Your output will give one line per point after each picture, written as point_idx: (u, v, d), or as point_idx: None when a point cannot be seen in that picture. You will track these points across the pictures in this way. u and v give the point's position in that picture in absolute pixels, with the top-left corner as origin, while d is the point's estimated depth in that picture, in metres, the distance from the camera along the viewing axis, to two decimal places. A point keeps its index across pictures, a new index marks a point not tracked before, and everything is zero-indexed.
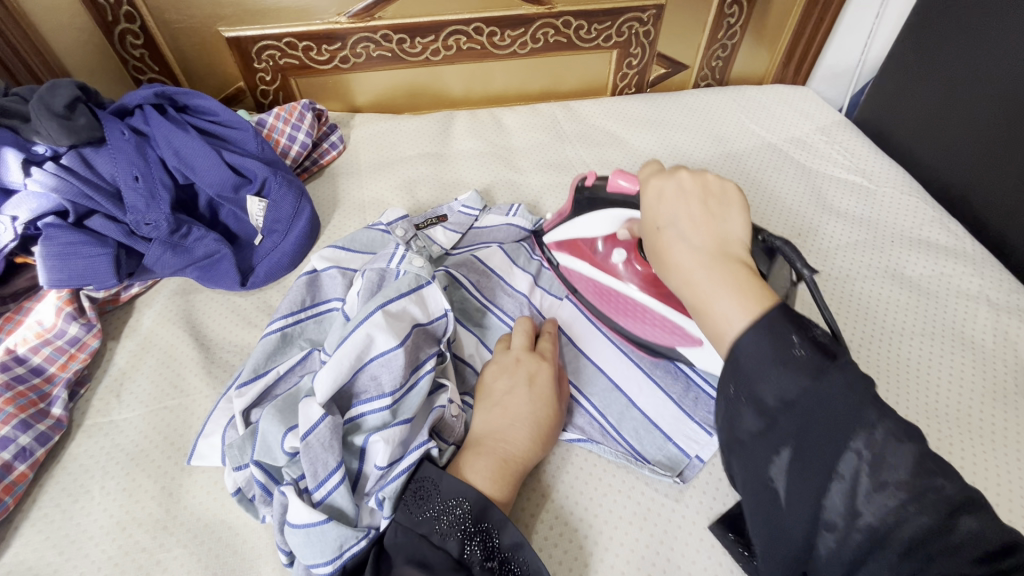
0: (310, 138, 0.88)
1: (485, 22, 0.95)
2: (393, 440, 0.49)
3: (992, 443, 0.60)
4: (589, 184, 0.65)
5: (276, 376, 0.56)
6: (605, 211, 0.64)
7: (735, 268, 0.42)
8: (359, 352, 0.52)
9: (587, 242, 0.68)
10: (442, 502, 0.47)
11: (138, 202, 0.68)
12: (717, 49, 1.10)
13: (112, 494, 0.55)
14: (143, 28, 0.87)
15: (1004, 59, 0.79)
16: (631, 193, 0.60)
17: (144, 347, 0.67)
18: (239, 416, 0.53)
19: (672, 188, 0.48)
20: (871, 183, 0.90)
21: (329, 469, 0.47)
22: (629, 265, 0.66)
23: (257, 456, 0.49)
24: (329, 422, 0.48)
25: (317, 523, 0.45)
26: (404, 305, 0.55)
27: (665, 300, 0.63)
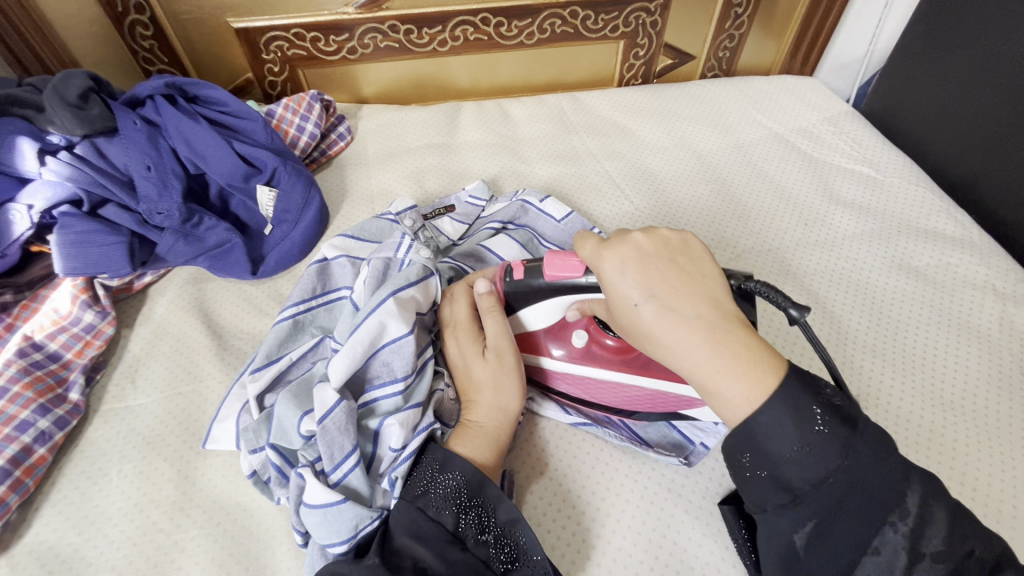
0: (318, 129, 0.89)
1: (492, 13, 0.95)
2: (408, 424, 0.50)
3: (998, 432, 0.61)
4: (516, 275, 0.54)
5: (289, 362, 0.57)
6: (545, 301, 0.55)
7: (742, 336, 0.41)
8: (373, 339, 0.52)
9: (538, 338, 0.60)
10: (441, 476, 0.48)
11: (151, 191, 0.69)
12: (724, 39, 1.09)
13: (130, 477, 0.56)
14: (152, 19, 0.88)
15: (1011, 52, 0.79)
16: (575, 275, 0.51)
17: (158, 334, 0.68)
18: (254, 401, 0.54)
19: (631, 261, 0.44)
20: (879, 175, 0.90)
21: (345, 452, 0.48)
22: (592, 342, 0.59)
23: (273, 440, 0.50)
24: (345, 406, 0.49)
25: (334, 502, 0.46)
26: (415, 293, 0.56)
27: (644, 372, 0.56)
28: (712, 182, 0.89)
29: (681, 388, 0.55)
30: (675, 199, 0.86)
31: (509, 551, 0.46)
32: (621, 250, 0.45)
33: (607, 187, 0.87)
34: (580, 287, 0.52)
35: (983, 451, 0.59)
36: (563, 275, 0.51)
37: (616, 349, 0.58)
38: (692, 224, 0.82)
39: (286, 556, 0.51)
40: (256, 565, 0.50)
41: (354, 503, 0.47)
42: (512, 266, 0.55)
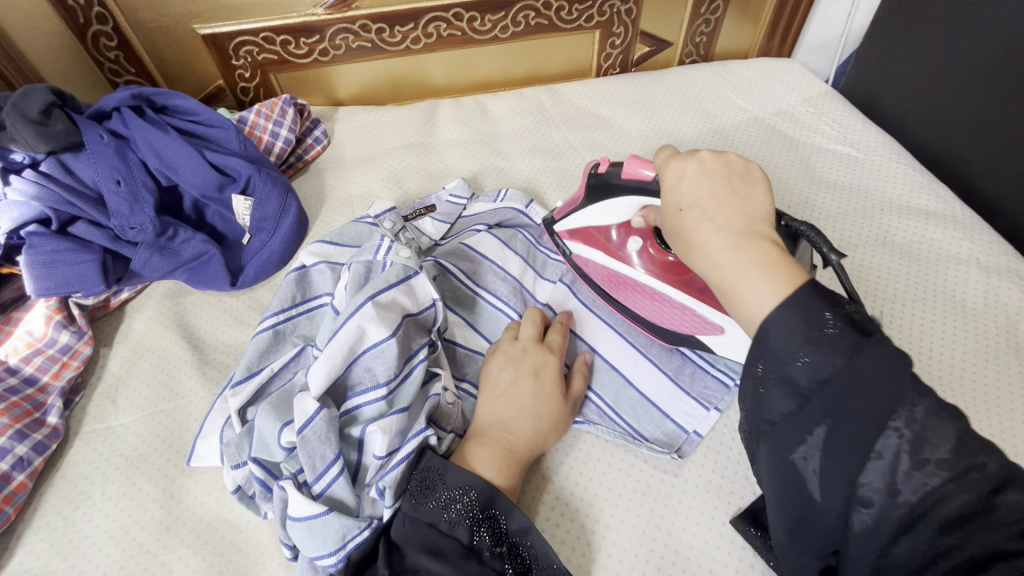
0: (292, 134, 0.87)
1: (465, 7, 0.94)
2: (390, 429, 0.49)
3: (987, 404, 0.60)
4: (602, 168, 0.63)
5: (270, 373, 0.56)
6: (619, 198, 0.62)
7: (765, 247, 0.40)
8: (352, 344, 0.51)
9: (601, 230, 0.67)
10: (448, 490, 0.48)
11: (122, 206, 0.67)
12: (701, 24, 1.08)
13: (114, 499, 0.55)
14: (116, 29, 0.85)
15: (986, 26, 0.79)
16: (644, 179, 0.58)
17: (137, 352, 0.67)
18: (235, 414, 0.53)
19: (698, 164, 0.45)
20: (860, 153, 0.90)
21: (327, 462, 0.47)
22: (645, 253, 0.64)
23: (255, 454, 0.49)
24: (325, 415, 0.48)
25: (319, 515, 0.45)
26: (393, 296, 0.54)
27: (686, 287, 0.62)
28: None
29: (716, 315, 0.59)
30: None
31: (523, 561, 0.45)
32: (680, 157, 0.47)
33: None
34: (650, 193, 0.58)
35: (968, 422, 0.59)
36: (639, 173, 0.58)
37: (670, 264, 0.63)
38: None
39: (275, 571, 0.50)
40: None
41: (338, 514, 0.46)
42: (601, 162, 0.63)
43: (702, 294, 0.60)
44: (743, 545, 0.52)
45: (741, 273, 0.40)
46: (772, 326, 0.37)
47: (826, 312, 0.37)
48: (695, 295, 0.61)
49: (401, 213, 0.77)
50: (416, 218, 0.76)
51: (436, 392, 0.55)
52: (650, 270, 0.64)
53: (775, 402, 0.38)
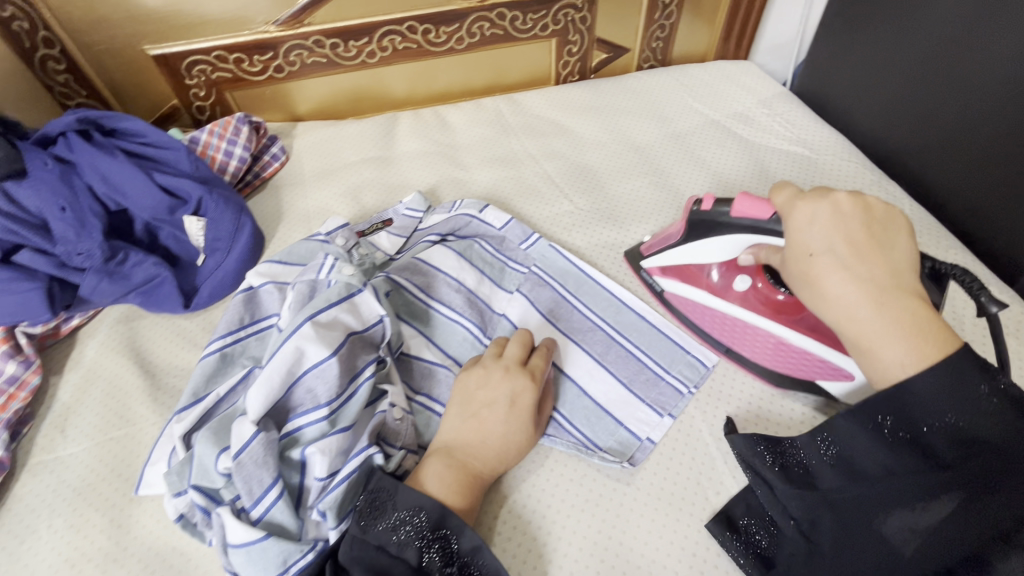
0: (247, 153, 0.87)
1: (418, 20, 0.94)
2: (332, 449, 0.50)
3: None
4: (704, 206, 0.61)
5: (215, 398, 0.54)
6: (726, 237, 0.62)
7: (911, 304, 0.45)
8: (291, 366, 0.51)
9: (699, 268, 0.68)
10: (400, 511, 0.48)
11: (69, 233, 0.67)
12: (656, 30, 1.10)
13: (60, 532, 0.54)
14: (63, 52, 0.85)
15: (923, 25, 0.81)
16: (760, 218, 0.57)
17: (88, 379, 0.66)
18: (179, 441, 0.52)
19: (826, 211, 0.50)
20: (812, 153, 0.91)
21: (264, 487, 0.47)
22: (754, 291, 0.66)
23: (195, 481, 0.49)
24: (262, 439, 0.48)
25: (256, 540, 0.46)
26: (334, 315, 0.54)
27: (802, 330, 0.63)
28: (649, 173, 0.89)
29: (839, 359, 0.60)
30: (613, 194, 0.86)
31: None
32: (806, 206, 0.51)
33: (547, 188, 0.87)
34: (766, 229, 0.57)
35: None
36: (749, 215, 0.58)
37: (782, 302, 0.64)
38: (632, 219, 0.82)
39: None
40: None
41: (278, 538, 0.46)
42: (703, 199, 0.62)
43: (825, 337, 0.61)
44: (690, 548, 0.53)
45: (879, 332, 0.44)
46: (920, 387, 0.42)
47: (982, 383, 0.42)
48: (819, 337, 0.61)
49: (357, 228, 0.77)
50: (372, 232, 0.77)
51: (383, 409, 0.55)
52: (767, 310, 0.65)
53: (892, 459, 0.44)
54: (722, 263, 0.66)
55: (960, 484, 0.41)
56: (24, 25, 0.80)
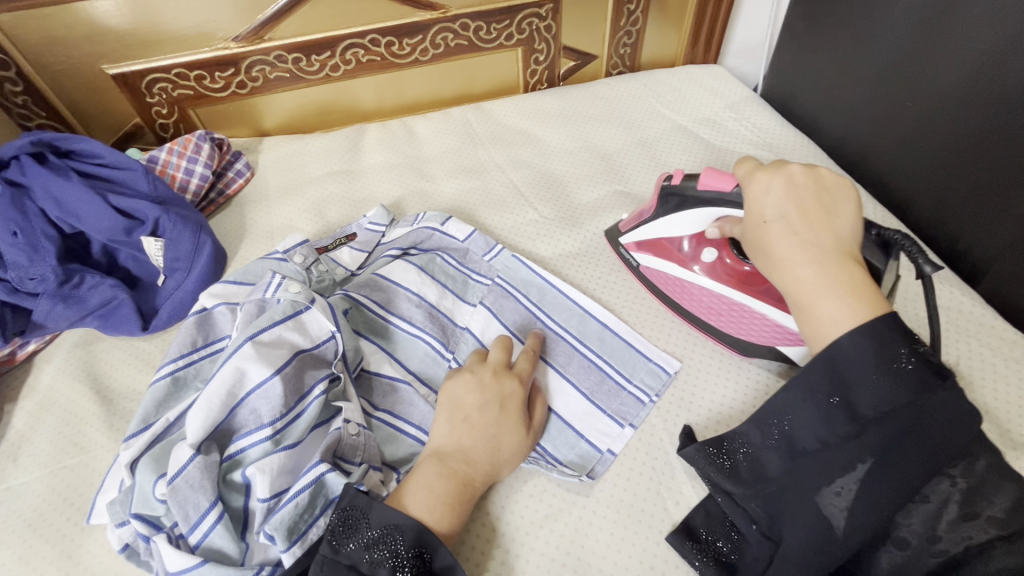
0: (209, 170, 0.86)
1: (381, 33, 0.94)
2: (275, 469, 0.49)
3: None
4: (676, 180, 0.64)
5: (165, 424, 0.53)
6: (693, 211, 0.63)
7: (853, 271, 0.45)
8: (232, 387, 0.51)
9: (670, 241, 0.69)
10: (375, 529, 0.46)
11: (20, 258, 0.66)
12: (623, 36, 1.10)
13: (9, 565, 0.53)
14: (20, 74, 0.84)
15: (880, 27, 0.81)
16: (723, 189, 0.59)
17: (43, 406, 0.65)
18: (126, 470, 0.50)
19: (781, 183, 0.50)
20: (778, 157, 0.91)
21: (201, 511, 0.47)
22: (721, 262, 0.66)
23: (136, 509, 0.48)
24: (199, 461, 0.48)
25: (191, 567, 0.45)
26: (279, 333, 0.55)
27: (767, 299, 0.63)
28: (614, 180, 0.89)
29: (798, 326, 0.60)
30: (578, 202, 0.86)
31: None
32: (762, 182, 0.51)
33: (512, 198, 0.87)
34: (727, 202, 0.59)
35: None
36: (713, 186, 0.59)
37: (749, 274, 0.65)
38: (597, 227, 0.82)
39: None
40: None
41: (215, 564, 0.46)
42: (674, 173, 0.64)
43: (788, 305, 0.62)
44: (649, 561, 0.52)
45: (821, 290, 0.44)
46: (849, 348, 0.42)
47: (903, 349, 0.41)
48: (781, 305, 0.62)
49: (320, 244, 0.76)
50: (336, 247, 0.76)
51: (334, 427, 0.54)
52: (732, 281, 0.66)
53: (824, 432, 0.43)
54: (693, 235, 0.67)
55: (880, 449, 0.42)
56: None
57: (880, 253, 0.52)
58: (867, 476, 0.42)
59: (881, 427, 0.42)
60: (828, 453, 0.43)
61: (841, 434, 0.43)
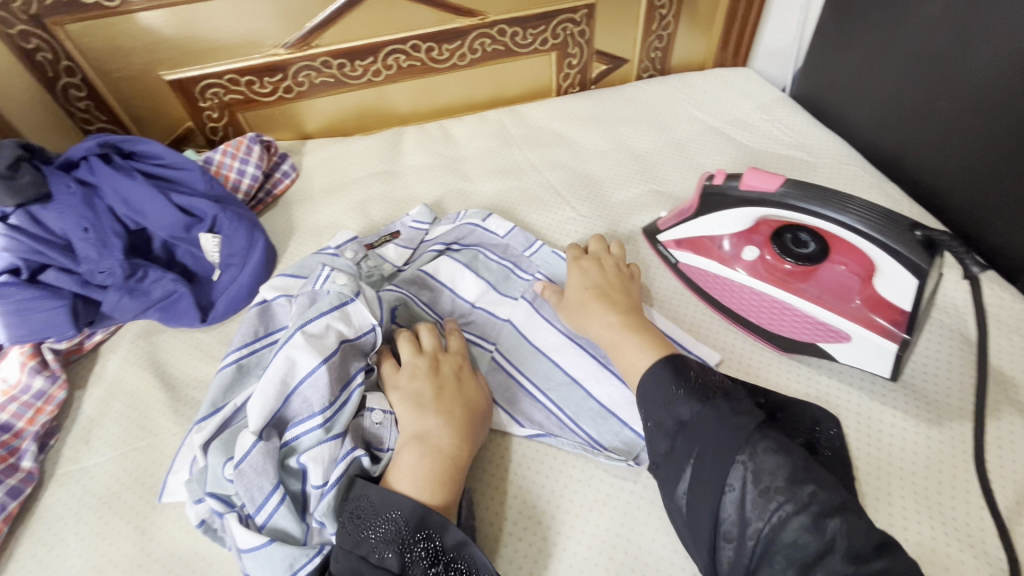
0: (259, 171, 0.90)
1: (421, 39, 0.97)
2: (326, 456, 0.52)
3: (939, 387, 0.60)
4: (718, 180, 0.65)
5: (233, 408, 0.56)
6: (737, 208, 0.64)
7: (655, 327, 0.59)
8: (285, 375, 0.54)
9: (711, 240, 0.70)
10: (380, 518, 0.49)
11: (91, 252, 0.70)
12: (654, 41, 1.12)
13: (87, 539, 0.56)
14: (84, 80, 0.89)
15: (914, 30, 0.82)
16: (768, 190, 0.60)
17: (111, 393, 0.68)
18: (199, 451, 0.54)
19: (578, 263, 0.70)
20: (811, 157, 0.93)
21: (265, 493, 0.50)
22: (763, 261, 0.67)
23: (210, 490, 0.52)
24: (261, 447, 0.51)
25: (261, 546, 0.48)
26: (327, 323, 0.56)
27: (817, 299, 0.63)
28: (649, 180, 0.91)
29: (850, 327, 0.60)
30: (614, 202, 0.88)
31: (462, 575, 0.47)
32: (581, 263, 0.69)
33: (549, 197, 0.89)
34: (771, 203, 0.60)
35: (898, 402, 0.59)
36: (757, 186, 0.61)
37: (790, 272, 0.66)
38: (634, 225, 0.83)
39: None
40: None
41: (281, 543, 0.49)
42: (715, 175, 0.65)
43: (841, 304, 0.62)
44: None
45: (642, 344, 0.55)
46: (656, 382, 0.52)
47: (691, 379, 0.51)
48: (824, 304, 0.62)
49: (366, 241, 0.78)
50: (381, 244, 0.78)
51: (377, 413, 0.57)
52: (773, 279, 0.66)
53: (656, 443, 0.50)
54: (734, 234, 0.68)
55: (696, 451, 0.47)
56: (48, 56, 0.85)
57: (924, 252, 0.53)
58: (695, 482, 0.46)
59: (686, 433, 0.48)
60: (667, 464, 0.49)
61: (660, 448, 0.50)
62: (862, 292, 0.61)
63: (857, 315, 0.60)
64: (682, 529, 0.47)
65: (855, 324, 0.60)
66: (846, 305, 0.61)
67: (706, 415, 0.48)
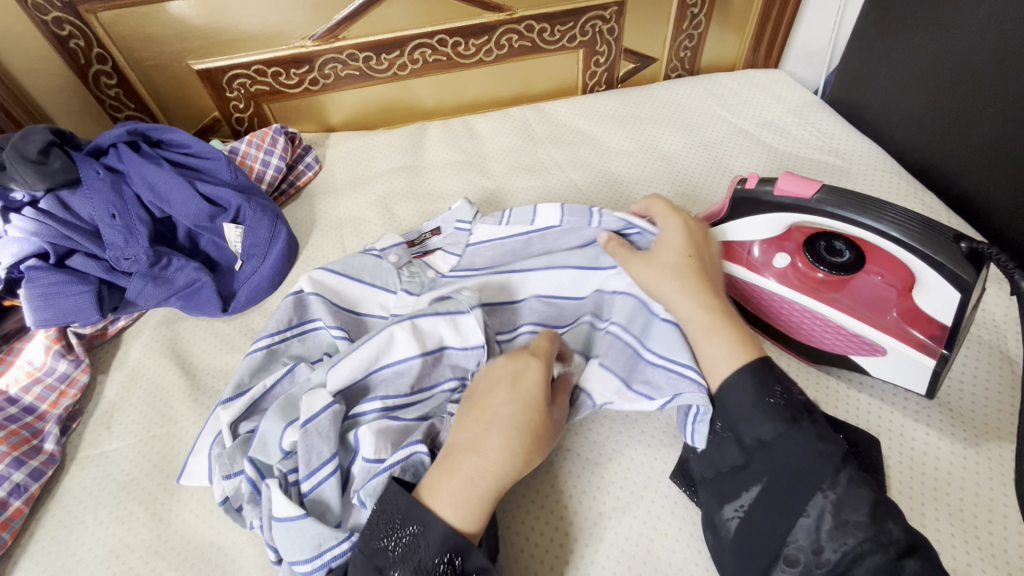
0: (283, 162, 0.90)
1: (448, 34, 0.97)
2: (389, 434, 0.51)
3: (979, 405, 0.58)
4: (750, 185, 0.62)
5: (262, 389, 0.56)
6: (770, 212, 0.62)
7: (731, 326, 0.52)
8: (379, 352, 0.54)
9: (740, 244, 0.67)
10: (404, 529, 0.44)
11: (117, 238, 0.71)
12: (684, 40, 1.10)
13: (105, 524, 0.57)
14: (115, 68, 0.90)
15: (959, 33, 0.79)
16: (803, 195, 0.58)
17: (132, 379, 0.69)
18: (227, 429, 0.54)
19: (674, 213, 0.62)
20: (844, 162, 0.90)
21: (321, 460, 0.49)
22: (793, 269, 0.64)
23: (253, 452, 0.51)
24: (330, 413, 0.51)
25: (296, 517, 0.46)
26: (434, 322, 0.56)
27: (850, 309, 0.61)
28: (675, 181, 0.89)
29: (885, 340, 0.58)
30: (639, 204, 0.86)
31: None
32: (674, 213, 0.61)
33: (573, 197, 0.88)
34: (806, 209, 0.58)
35: (930, 418, 0.57)
36: (792, 192, 0.59)
37: (822, 280, 0.63)
38: None
39: None
40: None
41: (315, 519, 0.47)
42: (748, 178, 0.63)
43: (874, 316, 0.60)
44: None
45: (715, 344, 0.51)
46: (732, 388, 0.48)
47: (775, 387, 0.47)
48: (858, 315, 0.60)
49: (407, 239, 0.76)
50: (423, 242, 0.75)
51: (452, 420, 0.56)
52: (805, 288, 0.63)
53: (727, 452, 0.48)
54: (765, 239, 0.65)
55: (767, 474, 0.45)
56: (80, 43, 0.86)
57: (970, 266, 0.50)
58: (754, 505, 0.45)
59: (762, 455, 0.45)
60: (727, 479, 0.47)
61: (731, 461, 0.48)
62: (899, 304, 0.59)
63: (893, 327, 0.58)
64: (727, 550, 0.46)
65: (890, 336, 0.58)
66: (881, 318, 0.59)
67: (786, 439, 0.45)
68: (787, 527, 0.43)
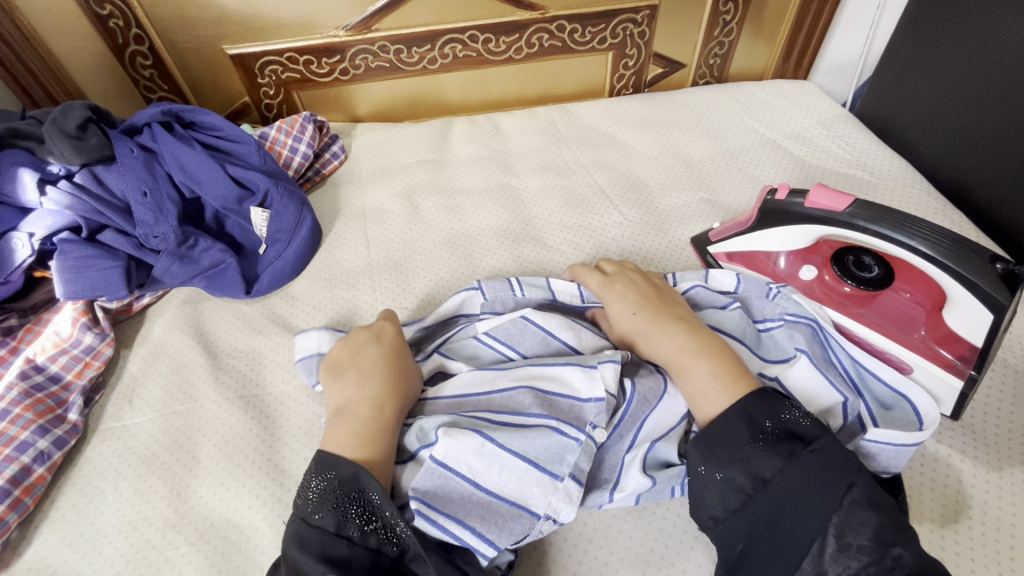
0: (310, 150, 0.91)
1: (479, 30, 0.97)
2: (505, 483, 0.47)
3: (1003, 428, 0.57)
4: (780, 196, 0.63)
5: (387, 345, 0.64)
6: (801, 224, 0.61)
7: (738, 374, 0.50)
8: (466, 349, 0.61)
9: (767, 254, 0.67)
10: (320, 477, 0.47)
11: (147, 216, 0.72)
12: (714, 47, 1.10)
13: (125, 495, 0.58)
14: (151, 49, 0.91)
15: (996, 51, 0.78)
16: (835, 209, 0.58)
17: (155, 355, 0.70)
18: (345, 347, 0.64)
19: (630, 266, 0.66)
20: (872, 177, 0.89)
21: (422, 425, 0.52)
22: (821, 282, 0.64)
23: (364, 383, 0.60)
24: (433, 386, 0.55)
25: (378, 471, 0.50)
26: (558, 372, 0.53)
27: (876, 325, 0.61)
28: (701, 188, 0.89)
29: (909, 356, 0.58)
30: (663, 210, 0.85)
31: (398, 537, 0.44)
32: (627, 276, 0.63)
33: (598, 199, 0.88)
34: (836, 222, 0.58)
35: (952, 439, 0.57)
36: (824, 206, 0.59)
37: (848, 295, 0.62)
38: (683, 234, 0.81)
39: (272, 557, 0.53)
40: (246, 566, 0.52)
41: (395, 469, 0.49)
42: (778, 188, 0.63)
43: (901, 333, 0.59)
44: None
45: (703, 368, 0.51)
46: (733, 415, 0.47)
47: (766, 420, 0.46)
48: (885, 332, 0.60)
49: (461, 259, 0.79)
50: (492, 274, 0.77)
51: (564, 479, 0.48)
52: (831, 300, 0.63)
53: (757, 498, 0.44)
54: (792, 251, 0.66)
55: (773, 509, 0.43)
56: (119, 23, 0.88)
57: (1004, 287, 0.50)
58: (767, 540, 0.43)
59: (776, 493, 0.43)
60: (742, 515, 0.44)
61: (739, 496, 0.45)
62: (928, 323, 0.58)
63: (921, 346, 0.58)
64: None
65: (917, 354, 0.58)
66: (908, 336, 0.59)
67: (790, 474, 0.44)
68: (797, 552, 0.42)
